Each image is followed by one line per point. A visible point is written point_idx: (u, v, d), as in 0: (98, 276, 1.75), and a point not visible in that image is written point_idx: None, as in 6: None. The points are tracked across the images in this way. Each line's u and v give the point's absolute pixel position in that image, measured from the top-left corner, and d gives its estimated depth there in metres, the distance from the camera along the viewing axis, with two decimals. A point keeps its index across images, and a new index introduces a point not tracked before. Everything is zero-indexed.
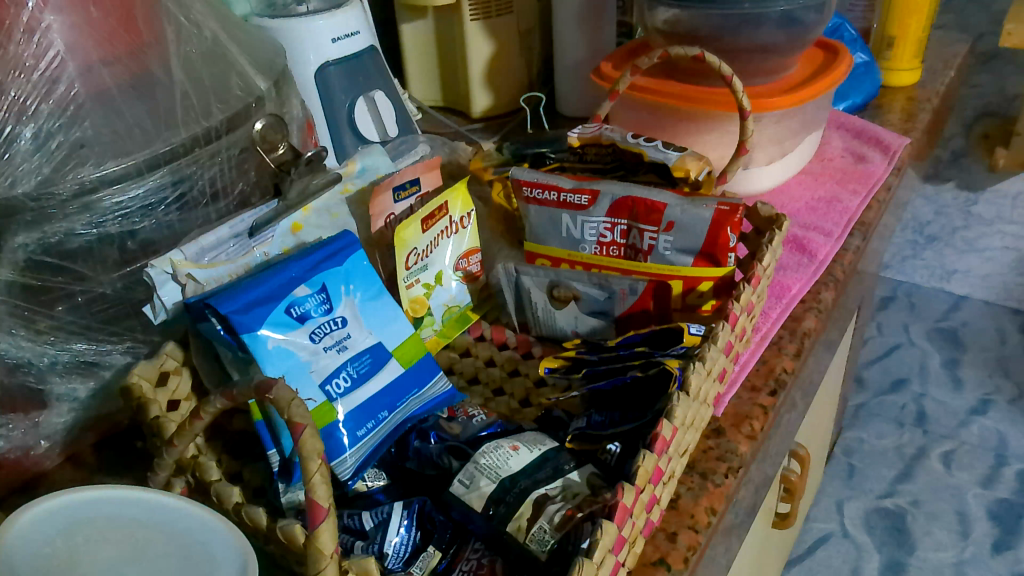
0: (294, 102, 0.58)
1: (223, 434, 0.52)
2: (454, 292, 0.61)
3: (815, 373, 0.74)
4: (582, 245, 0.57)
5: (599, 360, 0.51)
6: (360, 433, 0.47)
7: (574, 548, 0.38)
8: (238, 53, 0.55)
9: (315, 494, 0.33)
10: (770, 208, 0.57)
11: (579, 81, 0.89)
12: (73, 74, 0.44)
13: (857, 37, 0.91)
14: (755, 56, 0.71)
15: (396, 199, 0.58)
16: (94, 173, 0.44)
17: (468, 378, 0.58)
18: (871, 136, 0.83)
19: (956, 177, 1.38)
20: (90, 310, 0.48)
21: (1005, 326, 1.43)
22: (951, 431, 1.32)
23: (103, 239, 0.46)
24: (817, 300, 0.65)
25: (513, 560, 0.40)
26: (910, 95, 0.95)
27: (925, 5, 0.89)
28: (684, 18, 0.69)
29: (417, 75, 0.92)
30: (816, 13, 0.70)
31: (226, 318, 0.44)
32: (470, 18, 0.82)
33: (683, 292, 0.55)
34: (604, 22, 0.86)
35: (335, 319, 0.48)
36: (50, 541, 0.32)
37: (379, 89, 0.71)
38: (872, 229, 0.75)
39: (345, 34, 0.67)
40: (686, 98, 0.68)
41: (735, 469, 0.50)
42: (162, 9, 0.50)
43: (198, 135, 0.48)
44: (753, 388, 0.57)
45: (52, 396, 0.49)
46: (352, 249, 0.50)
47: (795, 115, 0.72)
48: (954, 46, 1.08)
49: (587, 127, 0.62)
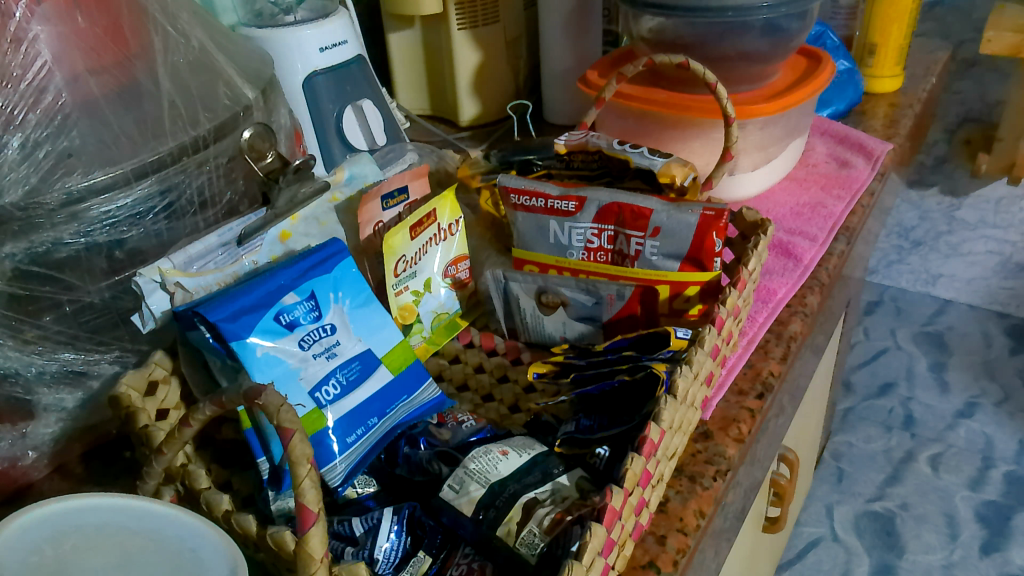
0: (281, 110, 0.59)
1: (212, 443, 0.52)
2: (443, 298, 0.61)
3: (802, 376, 0.75)
4: (569, 251, 0.58)
5: (587, 364, 0.52)
6: (350, 439, 0.47)
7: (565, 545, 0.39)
8: (226, 63, 0.55)
9: (304, 498, 0.33)
10: (755, 212, 0.57)
11: (566, 89, 0.90)
12: (60, 84, 0.45)
13: (839, 45, 0.92)
14: (737, 64, 0.72)
15: (384, 207, 0.58)
16: (82, 182, 0.44)
17: (457, 384, 0.58)
18: (854, 142, 0.85)
19: (939, 183, 1.39)
20: (77, 320, 0.48)
21: (991, 330, 1.45)
22: (938, 434, 1.34)
23: (91, 248, 0.46)
24: (803, 304, 0.66)
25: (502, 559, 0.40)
26: (892, 101, 0.96)
27: (906, 11, 0.90)
28: (669, 26, 0.70)
29: (405, 84, 0.92)
30: (799, 21, 0.70)
31: (214, 326, 0.44)
32: (456, 27, 0.83)
33: (671, 296, 0.56)
34: (590, 29, 0.86)
35: (324, 326, 0.48)
36: (38, 550, 0.32)
37: (367, 98, 0.71)
38: (856, 234, 0.76)
39: (332, 43, 0.68)
40: (672, 106, 0.69)
41: (723, 472, 0.51)
42: (148, 19, 0.51)
43: (186, 144, 0.48)
44: (740, 392, 0.57)
45: (40, 406, 0.49)
46: (341, 257, 0.51)
47: (779, 121, 0.73)
48: (935, 53, 1.10)
49: (573, 135, 0.62)
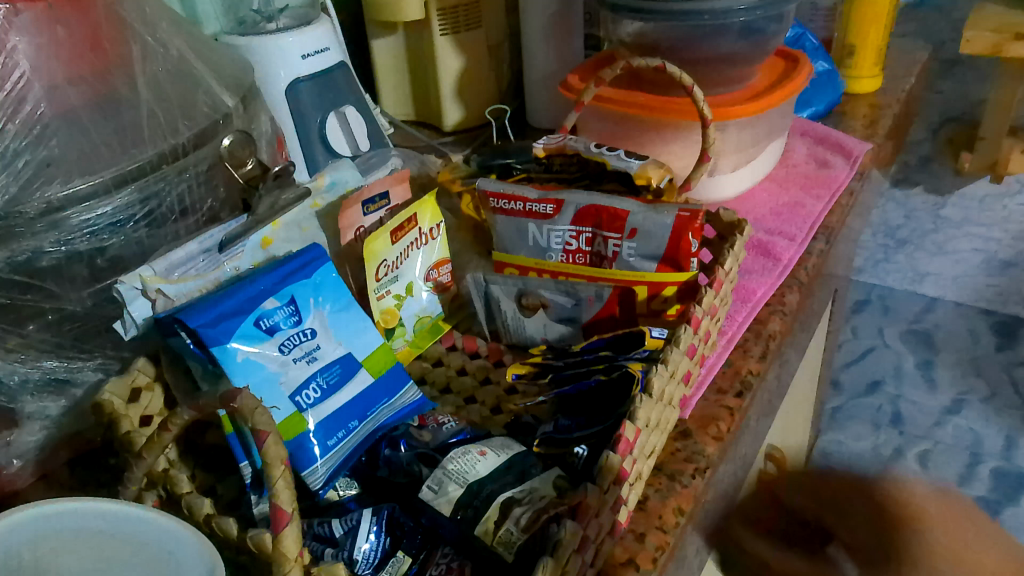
0: (262, 118, 0.59)
1: (196, 448, 0.52)
2: (425, 302, 0.62)
3: (784, 376, 0.75)
4: (549, 253, 0.59)
5: (564, 365, 0.53)
6: (331, 442, 0.48)
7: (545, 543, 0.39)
8: (206, 71, 0.55)
9: (280, 499, 0.34)
10: (731, 213, 0.58)
11: (548, 93, 0.90)
12: (39, 94, 0.45)
13: (818, 46, 0.93)
14: (716, 66, 0.73)
15: (366, 213, 0.59)
16: (61, 191, 0.44)
17: (439, 387, 0.58)
18: (833, 142, 0.85)
19: (924, 181, 1.39)
20: (61, 328, 0.48)
21: (977, 328, 1.42)
22: (926, 432, 1.40)
23: (72, 256, 0.46)
24: (782, 303, 0.67)
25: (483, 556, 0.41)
26: (872, 101, 0.97)
27: (883, 12, 0.91)
28: (648, 30, 0.70)
29: (389, 90, 0.93)
30: (775, 23, 0.71)
31: (195, 332, 0.44)
32: (439, 33, 0.84)
33: (649, 297, 0.56)
34: (572, 33, 0.87)
35: (304, 330, 0.49)
36: (16, 553, 0.33)
37: (350, 104, 0.71)
38: (835, 234, 0.77)
39: (314, 50, 0.68)
40: (651, 108, 0.70)
41: (702, 469, 0.51)
42: (127, 29, 0.51)
43: (165, 151, 0.48)
44: (720, 391, 0.58)
45: (23, 414, 0.50)
46: (320, 262, 0.51)
47: (758, 123, 0.74)
48: (915, 53, 1.11)
49: (551, 138, 0.63)
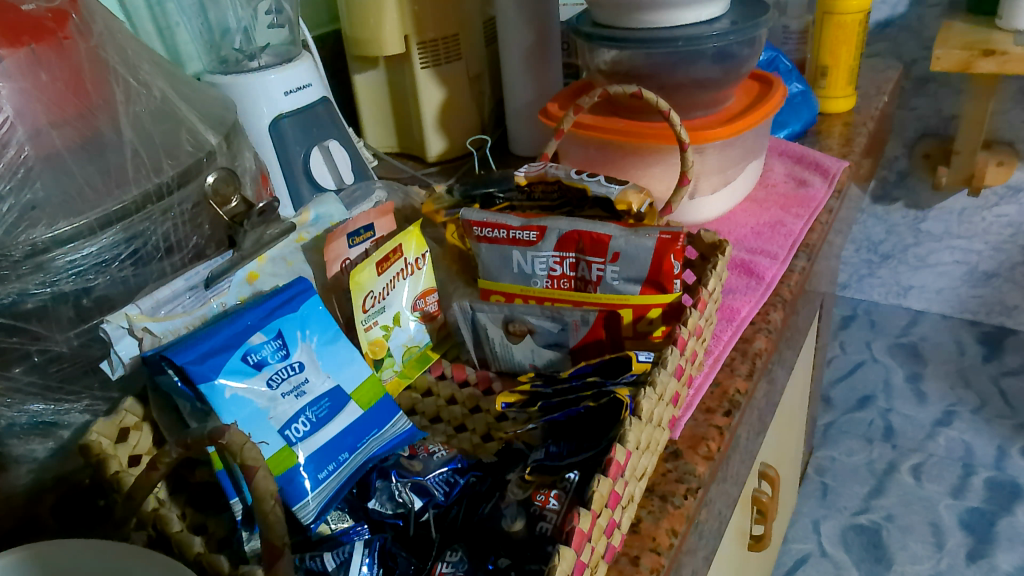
0: (246, 155, 0.60)
1: (185, 485, 0.50)
2: (413, 332, 0.62)
3: (773, 393, 0.76)
4: (533, 279, 0.60)
5: (553, 392, 0.52)
6: (322, 475, 0.47)
7: (545, 549, 0.41)
8: (187, 110, 0.56)
9: (274, 532, 0.35)
10: (712, 234, 0.59)
11: (529, 122, 0.92)
12: (23, 137, 0.46)
13: (792, 69, 0.96)
14: (691, 90, 0.74)
15: (351, 245, 0.59)
16: (46, 233, 0.44)
17: (429, 417, 0.59)
18: (810, 161, 0.87)
19: (903, 197, 1.45)
20: (47, 370, 0.48)
21: (963, 338, 1.48)
22: (918, 444, 1.33)
23: (58, 298, 0.46)
24: (766, 321, 0.67)
25: (485, 543, 0.43)
26: (847, 120, 0.99)
27: (854, 34, 0.94)
28: (623, 59, 0.72)
29: (372, 123, 0.94)
30: (748, 47, 0.72)
31: (181, 369, 0.45)
32: (419, 66, 0.85)
33: (634, 320, 0.57)
34: (549, 63, 0.89)
35: (291, 364, 0.49)
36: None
37: (333, 139, 0.72)
38: (817, 251, 0.77)
39: (297, 86, 0.69)
40: (629, 133, 0.71)
41: (693, 489, 0.52)
42: (110, 72, 0.52)
43: (150, 192, 0.49)
44: (708, 410, 0.58)
45: (12, 457, 0.50)
46: (306, 296, 0.52)
47: (736, 144, 0.75)
48: (886, 72, 1.14)
49: (532, 166, 0.64)
